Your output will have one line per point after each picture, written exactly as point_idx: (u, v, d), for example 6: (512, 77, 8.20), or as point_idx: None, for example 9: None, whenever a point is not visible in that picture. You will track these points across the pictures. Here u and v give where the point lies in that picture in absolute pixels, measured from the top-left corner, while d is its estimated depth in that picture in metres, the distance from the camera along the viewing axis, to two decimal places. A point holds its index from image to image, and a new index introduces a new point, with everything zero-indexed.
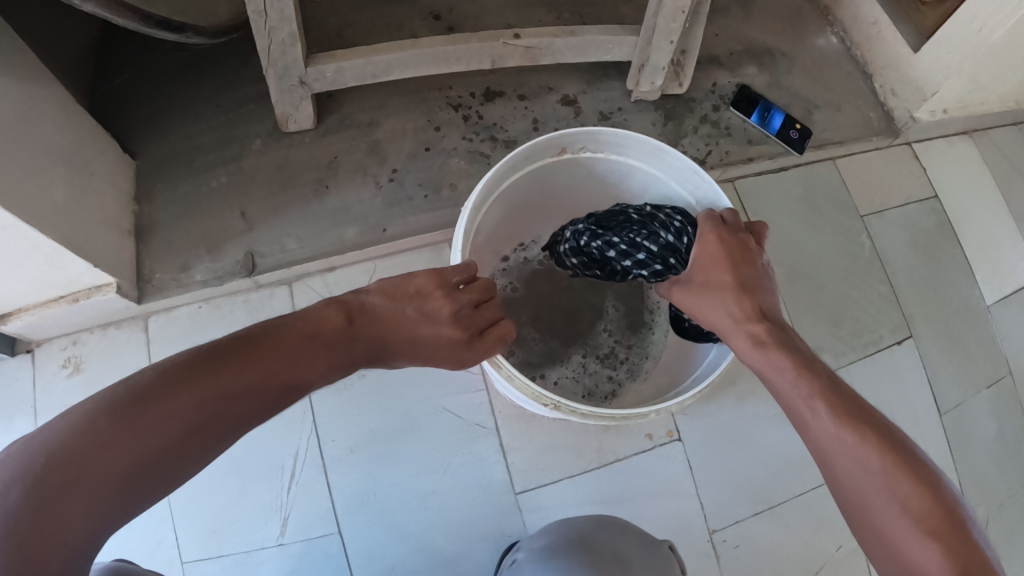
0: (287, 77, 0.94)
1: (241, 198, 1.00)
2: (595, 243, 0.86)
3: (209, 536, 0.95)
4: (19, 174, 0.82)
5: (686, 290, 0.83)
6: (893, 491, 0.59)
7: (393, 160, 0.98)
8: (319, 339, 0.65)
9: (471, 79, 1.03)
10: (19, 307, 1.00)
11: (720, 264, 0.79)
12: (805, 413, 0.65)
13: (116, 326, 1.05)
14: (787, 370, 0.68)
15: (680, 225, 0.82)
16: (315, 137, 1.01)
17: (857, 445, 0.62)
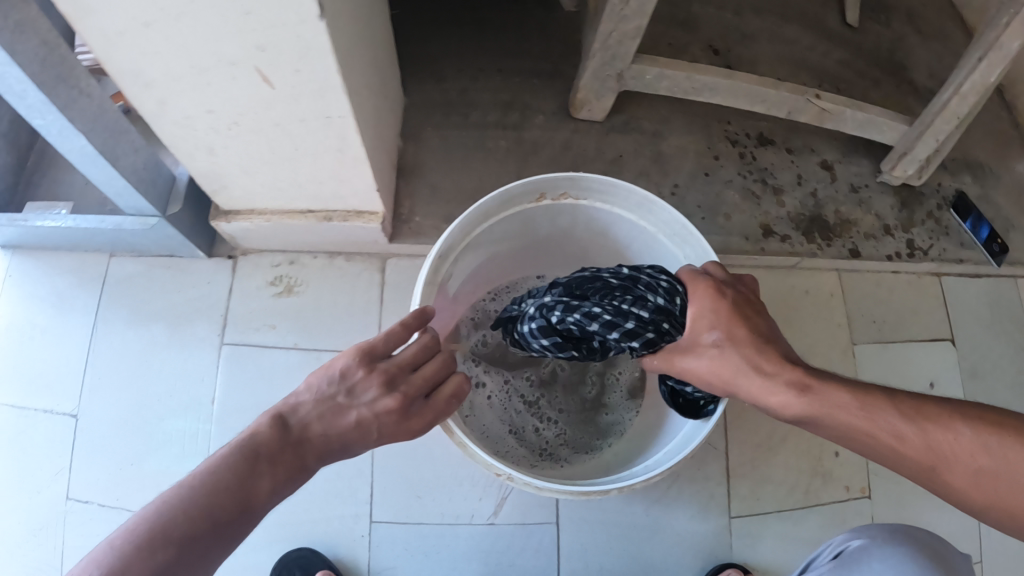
0: (608, 67, 0.97)
1: (520, 169, 1.00)
2: (571, 318, 0.73)
3: (413, 501, 0.92)
4: (357, 71, 0.79)
5: (697, 359, 0.70)
6: (1021, 471, 0.53)
7: (676, 177, 1.03)
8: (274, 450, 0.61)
9: (748, 121, 1.09)
10: (257, 210, 0.94)
11: (726, 322, 0.69)
12: (886, 441, 0.58)
13: (345, 258, 1.03)
14: (847, 406, 0.59)
15: (664, 287, 0.72)
16: (600, 130, 1.04)
17: (963, 446, 0.55)
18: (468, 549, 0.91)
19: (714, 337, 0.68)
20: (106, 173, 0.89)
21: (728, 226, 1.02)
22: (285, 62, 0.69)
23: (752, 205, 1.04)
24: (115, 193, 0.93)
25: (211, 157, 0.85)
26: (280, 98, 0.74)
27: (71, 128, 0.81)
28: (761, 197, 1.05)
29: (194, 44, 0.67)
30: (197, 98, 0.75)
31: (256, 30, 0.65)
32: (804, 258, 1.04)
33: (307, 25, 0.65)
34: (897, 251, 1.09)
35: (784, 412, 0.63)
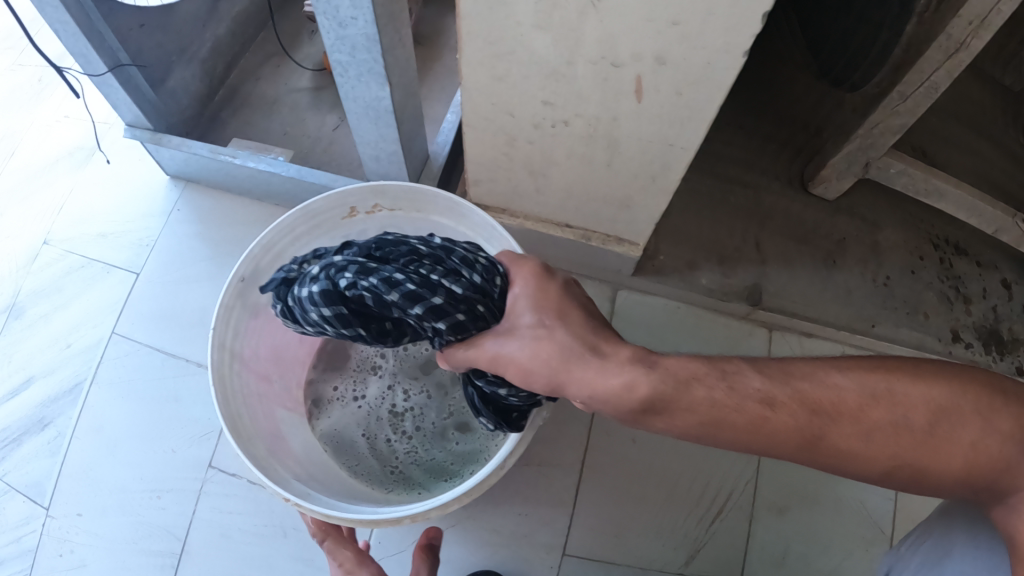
0: (860, 154, 0.99)
1: (757, 229, 1.02)
2: (364, 282, 0.62)
3: (610, 538, 0.91)
4: None
5: (519, 348, 0.61)
6: (909, 416, 0.50)
7: (888, 269, 1.07)
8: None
9: (948, 228, 1.14)
10: (512, 210, 0.92)
11: (555, 308, 0.63)
12: (760, 415, 0.51)
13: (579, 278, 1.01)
14: (708, 377, 0.53)
15: (489, 275, 0.67)
16: (827, 209, 1.07)
17: (884, 416, 0.50)
18: None
19: (535, 320, 0.62)
20: (376, 138, 0.83)
21: (925, 325, 1.06)
22: (672, 80, 0.68)
23: (946, 309, 1.08)
24: (368, 157, 0.87)
25: (504, 145, 0.81)
26: (638, 113, 0.73)
27: (382, 78, 0.74)
28: (953, 304, 1.09)
29: (596, 35, 0.65)
30: (546, 86, 0.72)
31: (677, 41, 0.64)
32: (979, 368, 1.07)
33: (728, 55, 0.64)
34: None
35: (628, 403, 0.54)
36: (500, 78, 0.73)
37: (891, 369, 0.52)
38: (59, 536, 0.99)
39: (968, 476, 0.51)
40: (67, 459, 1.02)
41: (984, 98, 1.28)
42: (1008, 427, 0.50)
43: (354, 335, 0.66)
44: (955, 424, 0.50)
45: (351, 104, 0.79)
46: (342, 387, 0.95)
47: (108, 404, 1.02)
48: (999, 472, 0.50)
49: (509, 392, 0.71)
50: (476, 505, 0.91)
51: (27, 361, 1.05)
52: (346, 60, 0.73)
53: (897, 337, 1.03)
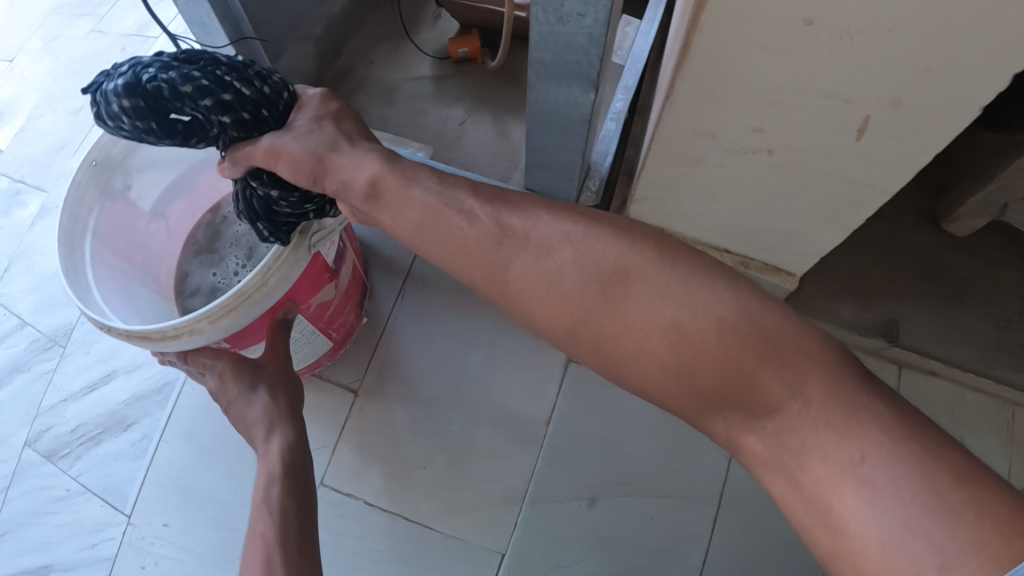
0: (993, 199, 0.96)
1: (892, 264, 1.03)
2: (167, 76, 0.61)
3: None
4: None
5: (292, 139, 0.66)
6: (595, 255, 0.55)
7: (1009, 311, 1.03)
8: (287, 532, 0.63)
9: None
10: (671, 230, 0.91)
11: (327, 119, 0.69)
12: (458, 230, 0.58)
13: None
14: (428, 180, 0.62)
15: (274, 84, 0.69)
16: (954, 246, 1.06)
17: (570, 262, 0.55)
18: None
19: (307, 126, 0.68)
20: (547, 147, 0.77)
21: None
22: (897, 124, 0.64)
23: None
24: (531, 163, 0.80)
25: (686, 166, 0.78)
26: (850, 153, 0.69)
27: (587, 85, 0.67)
28: None
29: (833, 70, 0.61)
30: (757, 112, 0.68)
31: (926, 85, 0.59)
32: None
33: (969, 107, 0.60)
34: None
35: (355, 187, 0.64)
36: (711, 97, 0.68)
37: (631, 235, 0.56)
38: (139, 547, 0.91)
39: (674, 357, 0.51)
40: (152, 462, 0.96)
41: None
42: (728, 318, 0.50)
43: (146, 132, 0.63)
44: (652, 290, 0.53)
45: (533, 106, 0.72)
46: (221, 272, 0.90)
47: (200, 407, 0.99)
48: (719, 366, 0.50)
49: (290, 196, 0.70)
50: (612, 536, 0.86)
51: (113, 355, 1.03)
52: (546, 66, 0.67)
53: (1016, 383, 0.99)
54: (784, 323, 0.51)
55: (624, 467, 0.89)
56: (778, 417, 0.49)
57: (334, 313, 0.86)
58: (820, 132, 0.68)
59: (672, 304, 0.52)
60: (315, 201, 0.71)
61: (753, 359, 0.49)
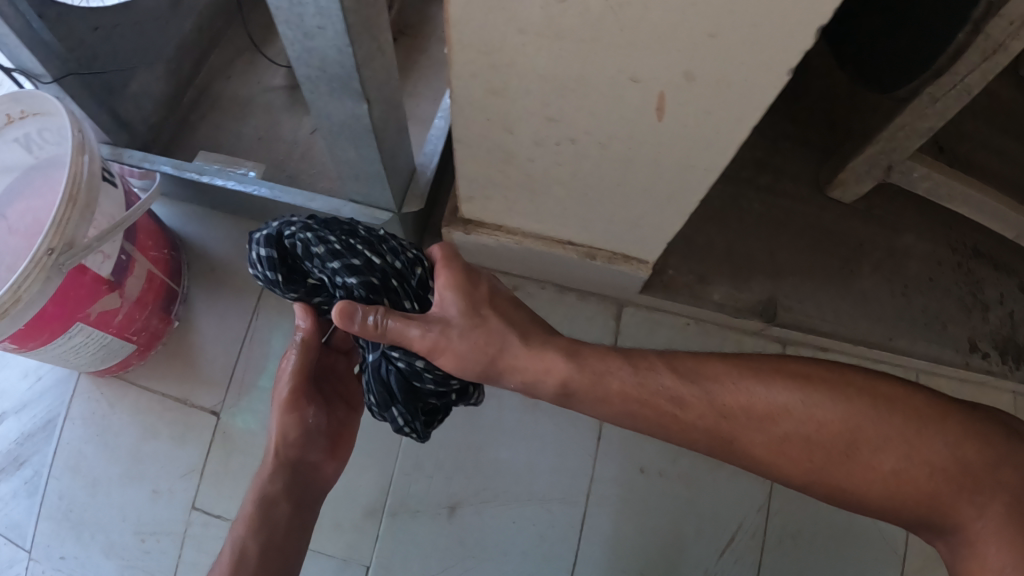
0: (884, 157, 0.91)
1: (772, 238, 0.94)
2: (302, 235, 0.58)
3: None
4: None
5: (457, 335, 0.59)
6: (810, 414, 0.58)
7: (908, 276, 1.01)
8: (256, 560, 0.68)
9: (968, 230, 1.08)
10: (507, 226, 0.84)
11: (473, 293, 0.62)
12: (607, 376, 0.61)
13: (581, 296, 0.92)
14: (562, 351, 0.62)
15: (412, 257, 0.62)
16: (844, 211, 1.00)
17: (834, 414, 0.58)
18: None
19: (443, 304, 0.60)
20: (349, 157, 0.75)
21: (943, 336, 1.01)
22: (693, 102, 0.60)
23: (964, 317, 1.04)
24: (341, 173, 0.78)
25: (496, 165, 0.74)
26: (654, 135, 0.64)
27: (356, 93, 0.65)
28: (969, 311, 1.05)
29: (617, 49, 0.56)
30: (547, 103, 0.63)
31: (711, 59, 0.55)
32: (995, 377, 1.05)
33: (769, 72, 0.55)
34: None
35: (548, 386, 0.62)
36: (512, 87, 0.63)
37: (840, 372, 0.60)
38: None
39: (896, 492, 0.57)
40: (46, 497, 0.95)
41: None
42: (936, 459, 0.56)
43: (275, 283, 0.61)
44: (873, 449, 0.57)
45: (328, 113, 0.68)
46: None
47: (83, 442, 0.97)
48: (929, 504, 0.57)
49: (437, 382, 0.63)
50: (482, 547, 0.85)
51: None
52: (319, 75, 0.64)
53: (916, 349, 0.98)
54: (915, 413, 0.58)
55: (490, 475, 0.87)
56: (963, 534, 0.56)
57: (125, 320, 0.89)
58: (623, 114, 0.63)
59: (930, 468, 0.56)
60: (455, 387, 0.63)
61: (951, 491, 0.56)
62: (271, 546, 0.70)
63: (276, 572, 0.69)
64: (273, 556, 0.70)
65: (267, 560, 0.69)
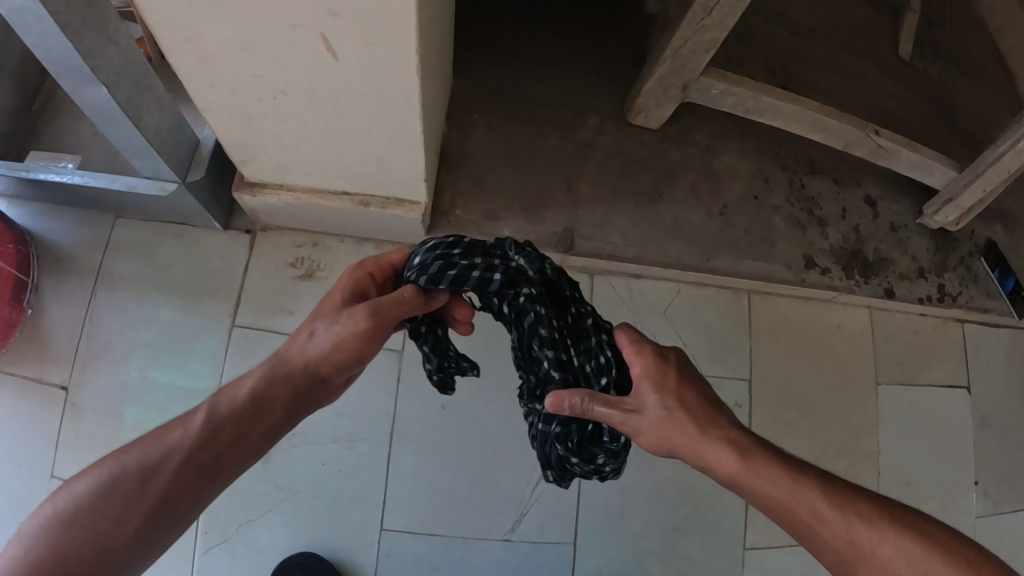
0: (676, 76, 0.91)
1: (571, 170, 0.94)
2: (524, 301, 0.57)
3: (428, 510, 0.88)
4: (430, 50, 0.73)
5: (640, 425, 0.57)
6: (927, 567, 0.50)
7: (726, 196, 0.98)
8: (202, 455, 0.57)
9: (800, 147, 1.06)
10: (288, 184, 0.89)
11: (672, 386, 0.60)
12: (751, 471, 0.56)
13: (375, 245, 0.95)
14: (706, 439, 0.58)
15: (603, 362, 0.59)
16: (654, 138, 0.99)
17: None
18: (484, 563, 0.88)
19: (660, 402, 0.58)
20: (126, 133, 0.83)
21: (773, 253, 0.98)
22: (360, 33, 0.63)
23: (796, 235, 1.01)
24: (130, 153, 0.87)
25: (247, 127, 0.81)
26: (344, 70, 0.69)
27: (92, 78, 0.75)
28: (806, 227, 1.02)
29: None
30: (246, 61, 0.69)
31: None
32: (841, 294, 1.02)
33: None
34: (926, 294, 1.09)
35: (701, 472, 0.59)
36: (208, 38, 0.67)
37: (968, 549, 0.51)
38: None
39: None
40: None
41: (858, 8, 1.22)
42: None
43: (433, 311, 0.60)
44: None
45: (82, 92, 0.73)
46: None
47: None
48: None
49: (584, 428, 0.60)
50: (295, 488, 0.90)
51: None
52: (53, 60, 0.73)
53: (739, 270, 0.96)
54: None
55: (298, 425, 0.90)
56: None
57: None
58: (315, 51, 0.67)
59: None
60: (611, 470, 0.61)
61: None
62: (218, 448, 0.58)
63: (208, 481, 0.58)
64: (223, 454, 0.58)
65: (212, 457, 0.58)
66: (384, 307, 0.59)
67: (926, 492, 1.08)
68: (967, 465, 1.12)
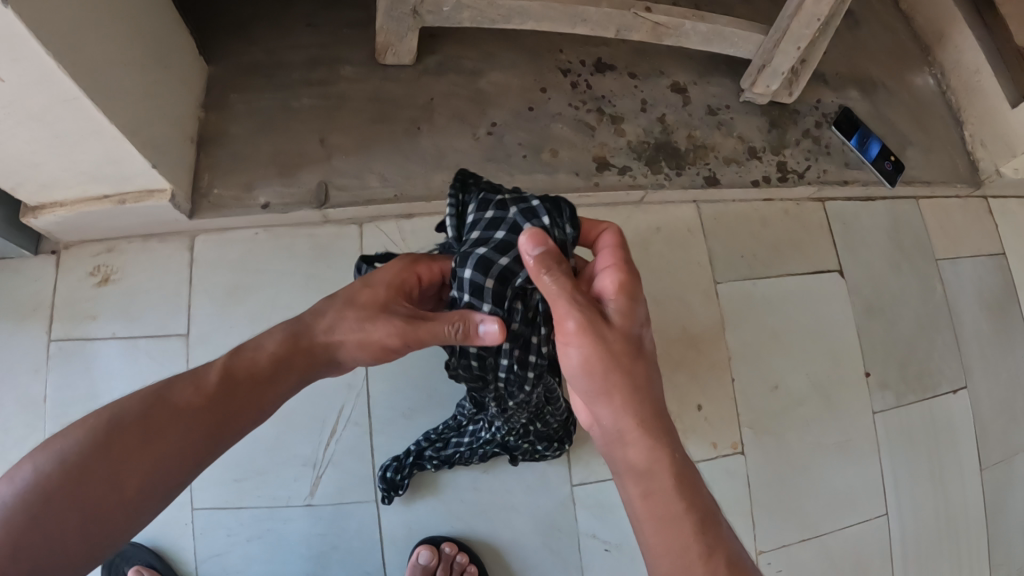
0: (400, 5, 0.84)
1: (325, 125, 0.93)
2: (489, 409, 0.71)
3: (231, 485, 0.86)
4: (90, 44, 0.71)
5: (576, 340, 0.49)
6: None
7: (495, 116, 0.93)
8: (97, 468, 0.44)
9: (585, 47, 0.98)
10: (58, 199, 0.89)
11: (632, 332, 0.50)
12: (641, 438, 0.47)
13: (159, 239, 0.98)
14: (633, 396, 0.48)
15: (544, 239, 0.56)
16: (412, 75, 0.94)
17: None
18: (288, 532, 0.85)
19: (613, 334, 0.49)
20: None
21: (555, 164, 0.92)
22: None
23: (584, 137, 0.93)
24: None
25: None
26: (13, 89, 0.68)
27: None
28: (596, 128, 0.94)
29: None
30: None
31: None
32: (648, 192, 0.93)
33: None
34: (764, 175, 0.97)
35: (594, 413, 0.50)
36: None
37: None
38: None
39: None
40: None
41: None
42: None
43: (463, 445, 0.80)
44: None
45: None
46: None
47: None
48: None
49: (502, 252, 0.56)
50: None
51: None
52: None
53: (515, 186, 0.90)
54: None
55: None
56: None
57: None
58: None
59: None
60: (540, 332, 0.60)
61: None
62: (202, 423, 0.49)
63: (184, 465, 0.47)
64: (126, 486, 0.45)
65: (92, 489, 0.44)
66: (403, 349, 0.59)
67: (804, 397, 0.95)
68: (854, 356, 0.99)
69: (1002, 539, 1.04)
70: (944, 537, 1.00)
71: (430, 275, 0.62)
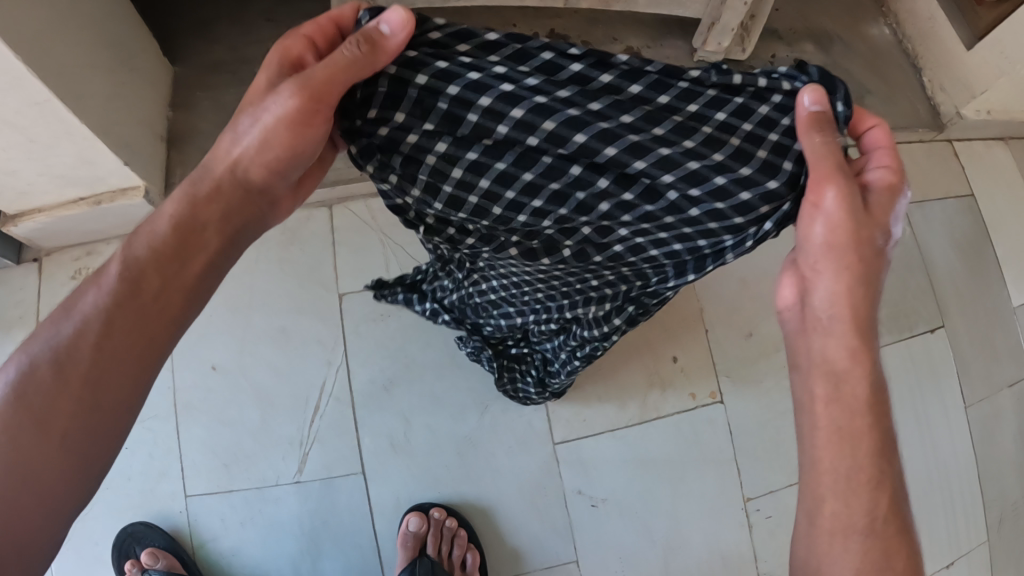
0: None
1: None
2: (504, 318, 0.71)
3: (220, 469, 0.88)
4: (56, 48, 0.73)
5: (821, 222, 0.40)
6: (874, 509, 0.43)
7: None
8: (18, 430, 0.40)
9: (538, 21, 1.01)
10: (34, 206, 0.92)
11: (882, 233, 0.42)
12: (855, 338, 0.42)
13: None
14: (862, 300, 0.42)
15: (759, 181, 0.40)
16: None
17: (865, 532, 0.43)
18: (279, 511, 0.87)
19: (862, 235, 0.41)
20: None
21: None
22: None
23: None
24: None
25: None
26: None
27: None
28: None
29: None
30: None
31: None
32: None
33: None
34: None
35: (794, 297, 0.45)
36: None
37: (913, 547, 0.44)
38: None
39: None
40: None
41: None
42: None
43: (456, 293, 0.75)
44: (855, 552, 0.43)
45: None
46: None
47: None
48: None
49: (743, 123, 0.38)
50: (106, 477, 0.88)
51: None
52: None
53: None
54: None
55: None
56: None
57: None
58: None
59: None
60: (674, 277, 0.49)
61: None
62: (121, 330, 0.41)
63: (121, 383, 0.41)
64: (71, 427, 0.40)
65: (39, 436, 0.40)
66: (321, 122, 0.40)
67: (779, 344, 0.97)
68: None
69: (994, 475, 1.05)
70: (935, 475, 1.01)
71: (326, 39, 0.43)
